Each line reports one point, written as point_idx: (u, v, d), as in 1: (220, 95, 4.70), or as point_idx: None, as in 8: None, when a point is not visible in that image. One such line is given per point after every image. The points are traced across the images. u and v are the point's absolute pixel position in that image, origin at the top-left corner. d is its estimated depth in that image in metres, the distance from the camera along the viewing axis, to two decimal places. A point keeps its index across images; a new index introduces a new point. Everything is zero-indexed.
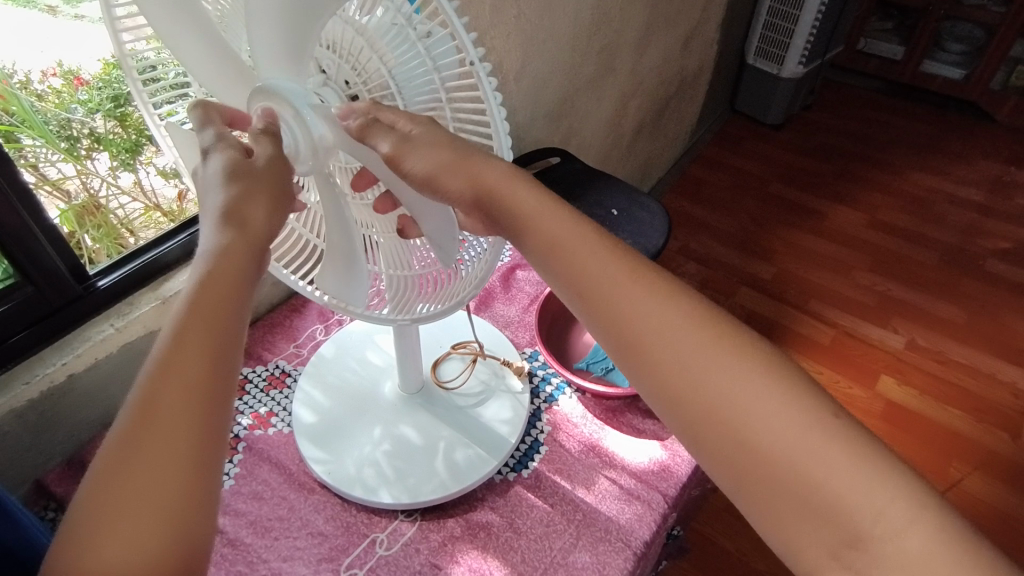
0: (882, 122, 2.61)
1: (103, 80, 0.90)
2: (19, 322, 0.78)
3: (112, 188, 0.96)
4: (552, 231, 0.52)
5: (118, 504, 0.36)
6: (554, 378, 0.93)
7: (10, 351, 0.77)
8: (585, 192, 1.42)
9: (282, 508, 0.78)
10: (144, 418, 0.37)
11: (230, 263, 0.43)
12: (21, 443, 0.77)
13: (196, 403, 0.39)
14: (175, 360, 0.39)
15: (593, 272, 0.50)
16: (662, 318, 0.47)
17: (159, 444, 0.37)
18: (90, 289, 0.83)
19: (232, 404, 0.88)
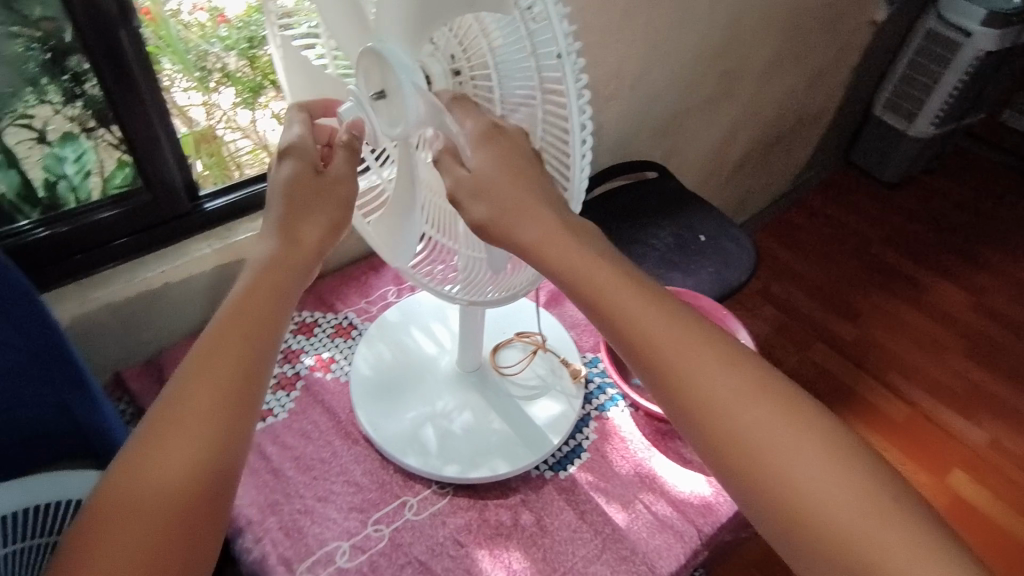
0: (1010, 202, 2.41)
1: (243, 22, 0.95)
2: (126, 227, 0.83)
3: (230, 125, 1.01)
4: (594, 286, 0.49)
5: (153, 450, 0.45)
6: (610, 388, 0.92)
7: (108, 253, 0.83)
8: (675, 213, 1.39)
9: (326, 451, 0.81)
10: (186, 385, 0.47)
11: (269, 290, 0.52)
12: (112, 336, 0.84)
13: (209, 424, 0.46)
14: (211, 364, 0.48)
15: (656, 335, 0.47)
16: (727, 388, 0.46)
17: (192, 411, 0.46)
18: (196, 208, 0.88)
19: (299, 343, 0.92)
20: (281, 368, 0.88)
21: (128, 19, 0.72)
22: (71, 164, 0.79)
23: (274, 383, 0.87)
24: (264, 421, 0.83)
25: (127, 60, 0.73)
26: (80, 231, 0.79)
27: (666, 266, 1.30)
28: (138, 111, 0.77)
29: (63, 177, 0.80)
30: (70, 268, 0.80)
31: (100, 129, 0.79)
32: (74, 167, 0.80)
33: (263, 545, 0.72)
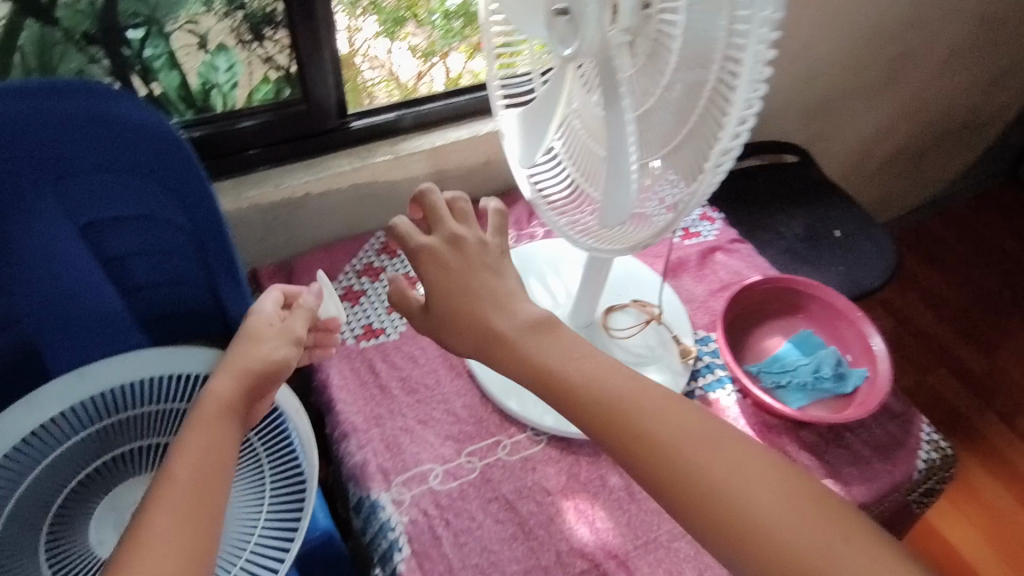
0: None
1: None
2: (259, 138, 0.86)
3: None
4: (554, 355, 0.50)
5: (142, 539, 0.43)
6: (720, 370, 0.88)
7: (242, 162, 0.87)
8: (812, 203, 1.30)
9: (431, 378, 0.83)
10: (165, 482, 0.47)
11: (232, 387, 0.57)
12: (253, 235, 0.89)
13: (191, 516, 0.46)
14: (187, 461, 0.49)
15: (620, 392, 0.48)
16: (692, 441, 0.46)
17: (172, 505, 0.46)
18: (343, 125, 0.91)
19: (417, 271, 0.94)
20: (398, 292, 0.91)
21: None
22: (223, 74, 0.83)
23: (390, 305, 0.90)
24: (376, 338, 0.86)
25: None
26: (216, 136, 0.83)
27: (792, 256, 1.22)
28: (312, 33, 0.81)
29: (215, 85, 0.83)
30: None
31: (257, 41, 0.82)
32: (226, 77, 0.83)
33: (364, 452, 0.76)
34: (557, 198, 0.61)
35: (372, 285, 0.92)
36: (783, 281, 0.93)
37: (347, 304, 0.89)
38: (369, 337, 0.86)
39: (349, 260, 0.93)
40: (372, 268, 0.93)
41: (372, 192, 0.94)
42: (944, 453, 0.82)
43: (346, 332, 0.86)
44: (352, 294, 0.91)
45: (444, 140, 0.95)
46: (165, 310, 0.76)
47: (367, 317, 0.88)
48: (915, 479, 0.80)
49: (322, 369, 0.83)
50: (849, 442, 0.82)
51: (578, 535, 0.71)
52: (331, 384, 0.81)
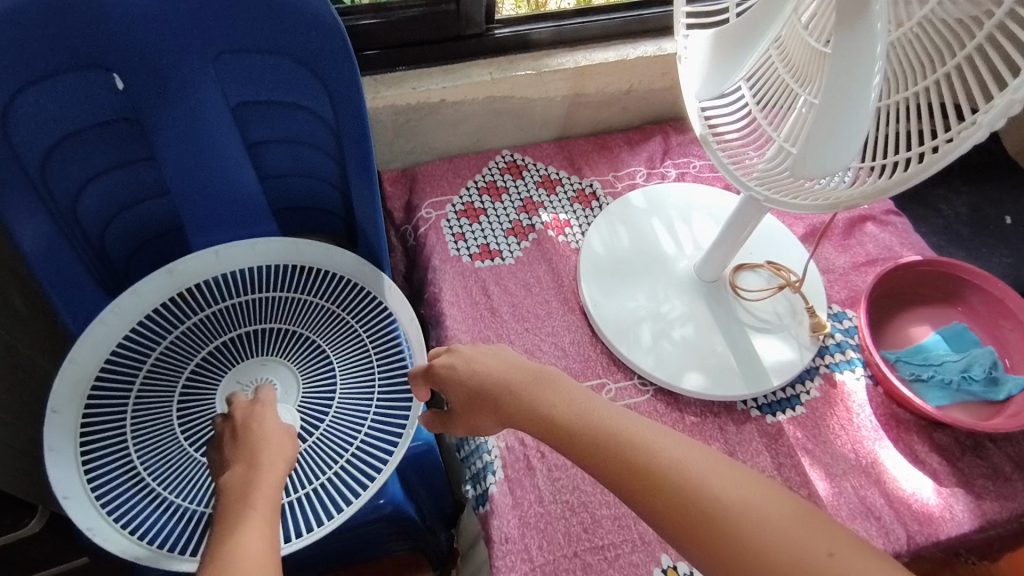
0: None
1: None
2: (381, 41, 0.82)
3: None
4: (590, 423, 0.51)
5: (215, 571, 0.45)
6: (851, 350, 0.81)
7: (365, 63, 0.83)
8: (984, 182, 1.14)
9: (541, 309, 0.81)
10: (219, 520, 0.49)
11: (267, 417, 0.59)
12: (384, 136, 0.88)
13: (255, 544, 0.48)
14: (236, 495, 0.51)
15: (658, 450, 0.49)
16: (732, 495, 0.46)
17: (236, 534, 0.48)
18: (489, 32, 0.86)
19: (539, 196, 0.91)
20: (518, 217, 0.88)
21: None
22: None
23: (508, 228, 0.87)
24: (491, 260, 0.84)
25: None
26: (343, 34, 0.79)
27: (949, 239, 1.09)
28: None
29: None
30: None
31: None
32: None
33: None
34: (734, 137, 0.56)
35: (493, 204, 0.89)
36: (944, 266, 0.83)
37: (466, 221, 0.87)
38: (484, 258, 0.84)
39: (477, 174, 0.92)
40: (494, 186, 0.91)
41: (506, 107, 0.90)
42: None
43: (462, 249, 0.85)
44: (472, 211, 0.88)
45: (589, 60, 0.88)
46: (293, 199, 0.79)
47: (484, 237, 0.86)
48: None
49: (435, 283, 0.82)
50: (990, 454, 0.73)
51: None
52: (442, 299, 0.81)
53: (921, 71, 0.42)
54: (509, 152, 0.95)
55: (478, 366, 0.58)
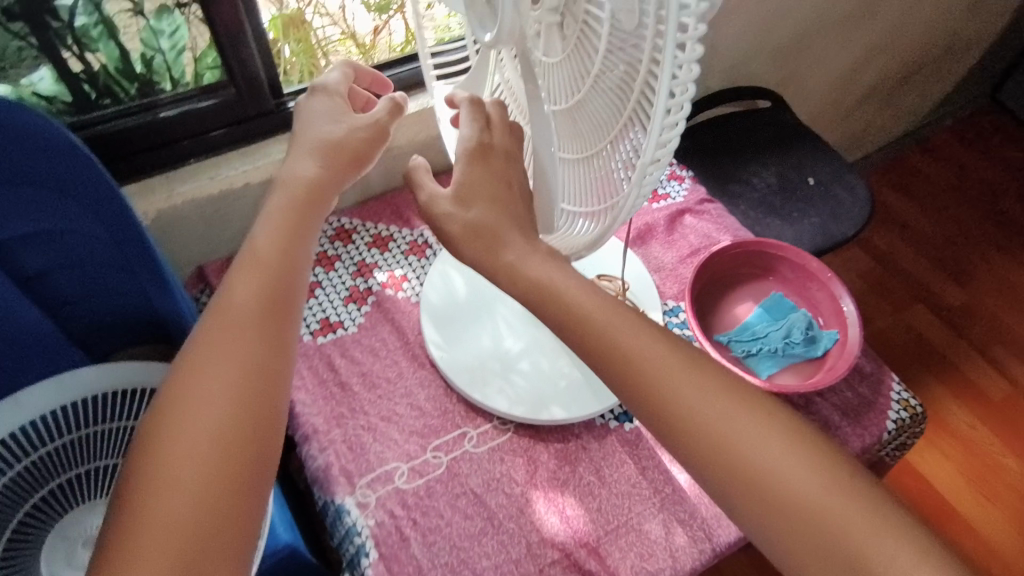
0: None
1: None
2: (183, 130, 0.80)
3: (320, 11, 0.92)
4: (576, 317, 0.47)
5: (162, 465, 0.41)
6: (689, 342, 0.86)
7: (172, 155, 0.81)
8: (785, 151, 1.26)
9: (392, 371, 0.80)
10: (172, 401, 0.43)
11: (260, 269, 0.49)
12: (195, 231, 0.84)
13: (216, 435, 0.42)
14: (205, 368, 0.45)
15: (640, 352, 0.46)
16: (715, 403, 0.44)
17: (194, 420, 0.43)
18: (280, 106, 0.85)
19: (373, 257, 0.90)
20: (354, 282, 0.87)
21: None
22: (167, 39, 0.77)
23: (346, 296, 0.86)
24: (334, 333, 0.83)
25: None
26: (141, 130, 0.77)
27: (765, 209, 1.19)
28: (226, 13, 0.74)
29: (160, 52, 0.77)
30: (120, 172, 0.78)
31: (192, 4, 0.75)
32: (170, 42, 0.77)
33: (327, 454, 0.74)
34: None
35: (327, 275, 0.88)
36: (754, 244, 0.89)
37: None
38: (326, 332, 0.83)
39: None
40: (325, 257, 0.89)
41: None
42: (915, 412, 0.81)
43: (302, 329, 0.83)
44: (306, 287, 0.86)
45: None
46: (96, 322, 0.73)
47: (323, 310, 0.85)
48: (885, 440, 0.80)
49: None
50: (820, 408, 0.80)
51: (548, 524, 0.70)
52: None
53: (605, 127, 0.49)
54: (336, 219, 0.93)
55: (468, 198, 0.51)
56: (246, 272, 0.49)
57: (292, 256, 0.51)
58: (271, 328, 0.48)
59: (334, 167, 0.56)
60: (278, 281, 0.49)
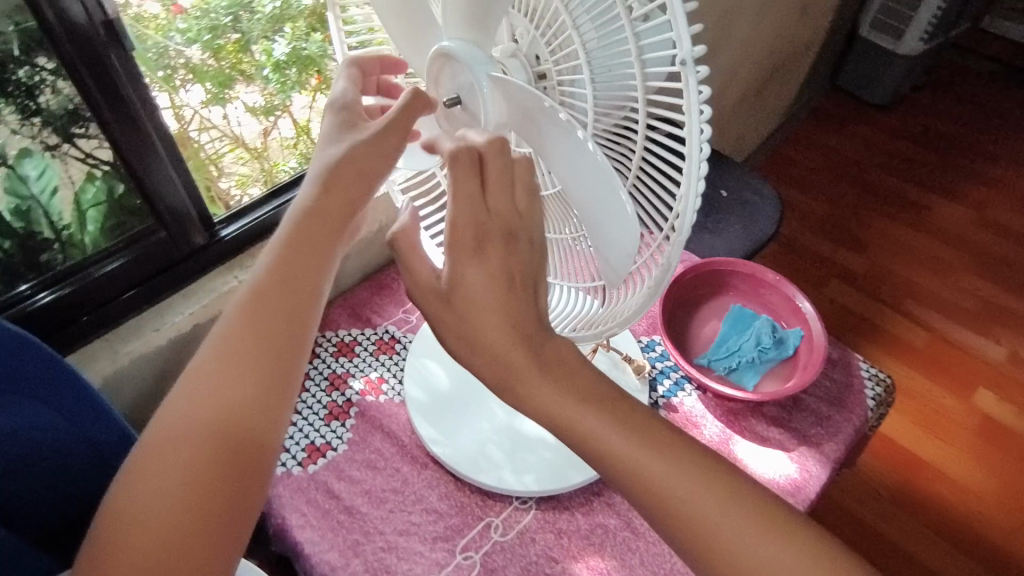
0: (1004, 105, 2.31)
1: (201, 10, 0.82)
2: (121, 282, 0.75)
3: (203, 124, 0.90)
4: (575, 425, 0.44)
5: (137, 494, 0.42)
6: (674, 372, 0.88)
7: (108, 315, 0.75)
8: None
9: (396, 480, 0.77)
10: (162, 433, 0.44)
11: (264, 299, 0.48)
12: (147, 387, 0.77)
13: (195, 469, 0.43)
14: (196, 396, 0.45)
15: (645, 466, 0.43)
16: (720, 519, 0.43)
17: (175, 451, 0.43)
18: (213, 238, 0.81)
19: (343, 366, 0.86)
20: (330, 398, 0.83)
21: (117, 40, 0.62)
22: (34, 184, 0.68)
23: (326, 413, 0.82)
24: (324, 457, 0.78)
25: (127, 98, 0.65)
26: (70, 297, 0.71)
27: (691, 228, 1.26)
28: (144, 152, 0.69)
29: (30, 199, 0.68)
30: (62, 342, 0.72)
31: (62, 144, 0.67)
32: (37, 186, 0.68)
33: None
34: None
35: (300, 398, 0.83)
36: (704, 265, 0.94)
37: None
38: (316, 458, 0.78)
39: None
40: None
41: None
42: (885, 383, 0.87)
43: (289, 461, 0.77)
44: None
45: None
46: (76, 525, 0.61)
47: (306, 435, 0.80)
48: (871, 417, 0.85)
49: (276, 513, 0.74)
50: (807, 404, 0.85)
51: None
52: (291, 527, 0.73)
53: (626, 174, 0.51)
54: None
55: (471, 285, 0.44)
56: (239, 320, 0.48)
57: (284, 323, 0.48)
58: (241, 407, 0.45)
59: (334, 200, 0.49)
60: (262, 350, 0.47)
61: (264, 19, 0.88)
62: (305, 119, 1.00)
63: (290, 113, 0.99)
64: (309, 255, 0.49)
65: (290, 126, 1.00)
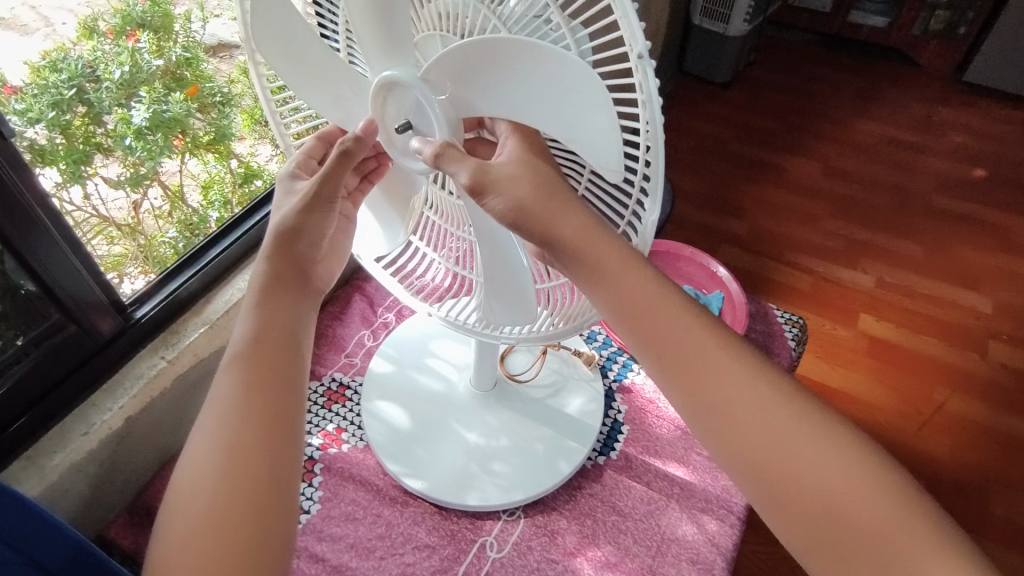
0: (857, 52, 2.40)
1: (39, 86, 0.72)
2: (20, 404, 0.65)
3: (69, 210, 0.78)
4: (633, 297, 0.43)
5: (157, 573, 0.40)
6: (620, 356, 0.92)
7: (18, 437, 0.66)
8: None
9: (380, 526, 0.75)
10: (170, 512, 0.42)
11: (247, 355, 0.46)
12: (84, 497, 0.70)
13: (205, 537, 0.40)
14: (196, 464, 0.42)
15: (708, 345, 0.42)
16: (780, 408, 0.40)
17: (184, 525, 0.41)
18: (130, 321, 0.74)
19: None
20: None
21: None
22: None
23: None
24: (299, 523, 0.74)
25: (19, 194, 0.59)
26: None
27: None
28: (47, 249, 0.63)
29: None
30: None
31: None
32: None
33: None
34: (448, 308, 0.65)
35: None
36: None
37: None
38: None
39: None
40: None
41: (202, 373, 0.79)
42: (800, 323, 0.97)
43: None
44: None
45: None
46: None
47: None
48: (796, 356, 0.94)
49: None
50: None
51: None
52: None
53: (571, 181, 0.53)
54: None
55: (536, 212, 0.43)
56: (224, 383, 0.45)
57: (270, 400, 0.45)
58: (242, 499, 0.41)
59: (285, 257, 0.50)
60: (253, 431, 0.43)
61: (114, 86, 0.80)
62: (175, 183, 0.93)
63: (160, 180, 0.91)
64: (274, 325, 0.48)
65: (161, 194, 0.91)
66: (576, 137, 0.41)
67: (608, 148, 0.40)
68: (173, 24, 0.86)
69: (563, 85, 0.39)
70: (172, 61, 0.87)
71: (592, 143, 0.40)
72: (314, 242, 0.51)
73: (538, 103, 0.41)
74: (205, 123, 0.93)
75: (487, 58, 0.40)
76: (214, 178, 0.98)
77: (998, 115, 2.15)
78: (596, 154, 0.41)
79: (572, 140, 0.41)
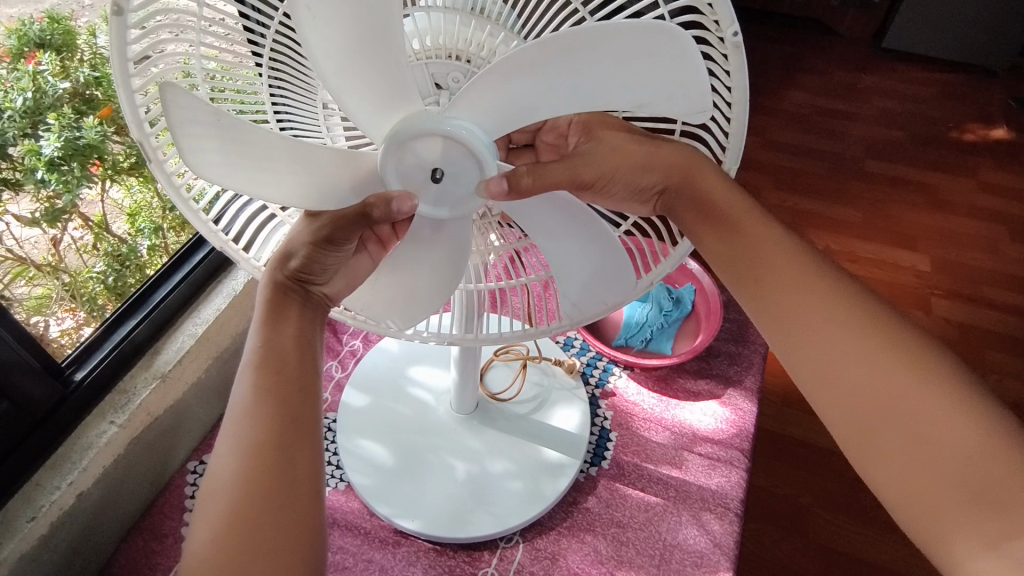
0: (781, 24, 2.45)
1: None
2: None
3: None
4: (730, 225, 0.47)
5: (195, 547, 0.39)
6: (600, 360, 0.91)
7: None
8: None
9: (373, 571, 0.70)
10: (205, 495, 0.41)
11: (268, 353, 0.45)
12: None
13: (238, 516, 0.39)
14: (228, 453, 0.42)
15: (801, 272, 0.46)
16: (874, 336, 0.42)
17: (218, 503, 0.40)
18: (69, 385, 0.67)
19: None
20: None
21: None
22: None
23: None
24: None
25: None
26: None
27: None
28: None
29: None
30: None
31: None
32: None
33: None
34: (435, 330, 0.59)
35: None
36: None
37: None
38: None
39: (184, 509, 0.74)
40: None
41: (159, 431, 0.73)
42: None
43: None
44: None
45: (203, 324, 0.78)
46: None
47: None
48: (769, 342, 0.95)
49: None
50: (719, 349, 0.93)
51: None
52: None
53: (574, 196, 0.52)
54: (196, 462, 0.78)
55: (625, 160, 0.43)
56: (248, 382, 0.44)
57: (298, 398, 0.45)
58: (280, 489, 0.41)
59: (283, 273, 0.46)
60: (284, 427, 0.43)
61: (17, 115, 0.70)
62: (98, 214, 0.84)
63: (80, 213, 0.81)
64: (290, 330, 0.47)
65: (82, 226, 0.82)
66: (658, 92, 0.37)
67: (692, 101, 0.37)
68: (76, 41, 0.76)
69: (634, 53, 0.35)
70: (80, 82, 0.76)
71: (670, 88, 0.37)
72: (320, 274, 0.46)
73: (602, 84, 0.37)
74: (123, 145, 0.82)
75: (541, 60, 0.36)
76: (140, 205, 0.89)
77: (916, 77, 2.24)
78: (680, 106, 0.37)
79: (645, 97, 0.37)
